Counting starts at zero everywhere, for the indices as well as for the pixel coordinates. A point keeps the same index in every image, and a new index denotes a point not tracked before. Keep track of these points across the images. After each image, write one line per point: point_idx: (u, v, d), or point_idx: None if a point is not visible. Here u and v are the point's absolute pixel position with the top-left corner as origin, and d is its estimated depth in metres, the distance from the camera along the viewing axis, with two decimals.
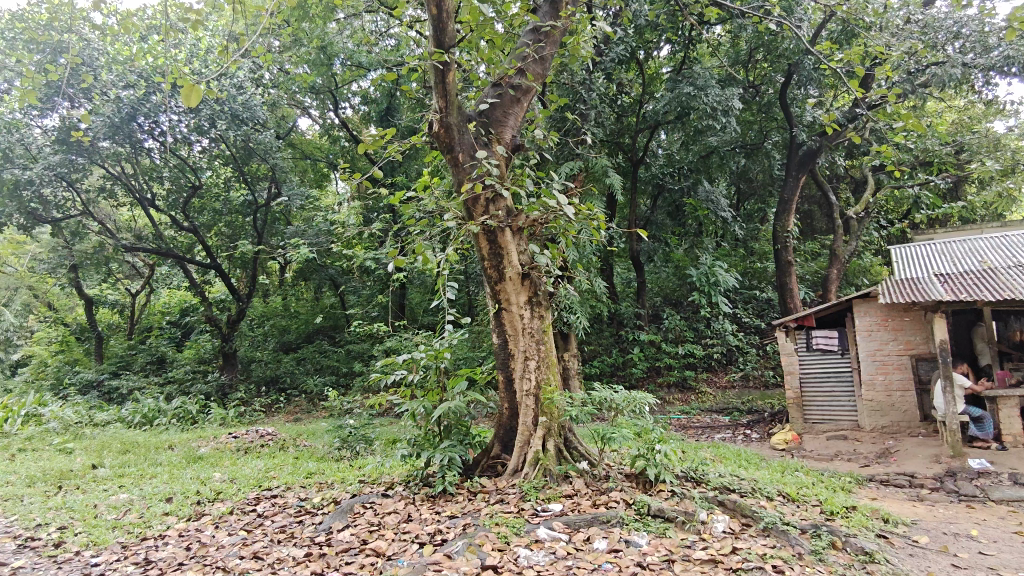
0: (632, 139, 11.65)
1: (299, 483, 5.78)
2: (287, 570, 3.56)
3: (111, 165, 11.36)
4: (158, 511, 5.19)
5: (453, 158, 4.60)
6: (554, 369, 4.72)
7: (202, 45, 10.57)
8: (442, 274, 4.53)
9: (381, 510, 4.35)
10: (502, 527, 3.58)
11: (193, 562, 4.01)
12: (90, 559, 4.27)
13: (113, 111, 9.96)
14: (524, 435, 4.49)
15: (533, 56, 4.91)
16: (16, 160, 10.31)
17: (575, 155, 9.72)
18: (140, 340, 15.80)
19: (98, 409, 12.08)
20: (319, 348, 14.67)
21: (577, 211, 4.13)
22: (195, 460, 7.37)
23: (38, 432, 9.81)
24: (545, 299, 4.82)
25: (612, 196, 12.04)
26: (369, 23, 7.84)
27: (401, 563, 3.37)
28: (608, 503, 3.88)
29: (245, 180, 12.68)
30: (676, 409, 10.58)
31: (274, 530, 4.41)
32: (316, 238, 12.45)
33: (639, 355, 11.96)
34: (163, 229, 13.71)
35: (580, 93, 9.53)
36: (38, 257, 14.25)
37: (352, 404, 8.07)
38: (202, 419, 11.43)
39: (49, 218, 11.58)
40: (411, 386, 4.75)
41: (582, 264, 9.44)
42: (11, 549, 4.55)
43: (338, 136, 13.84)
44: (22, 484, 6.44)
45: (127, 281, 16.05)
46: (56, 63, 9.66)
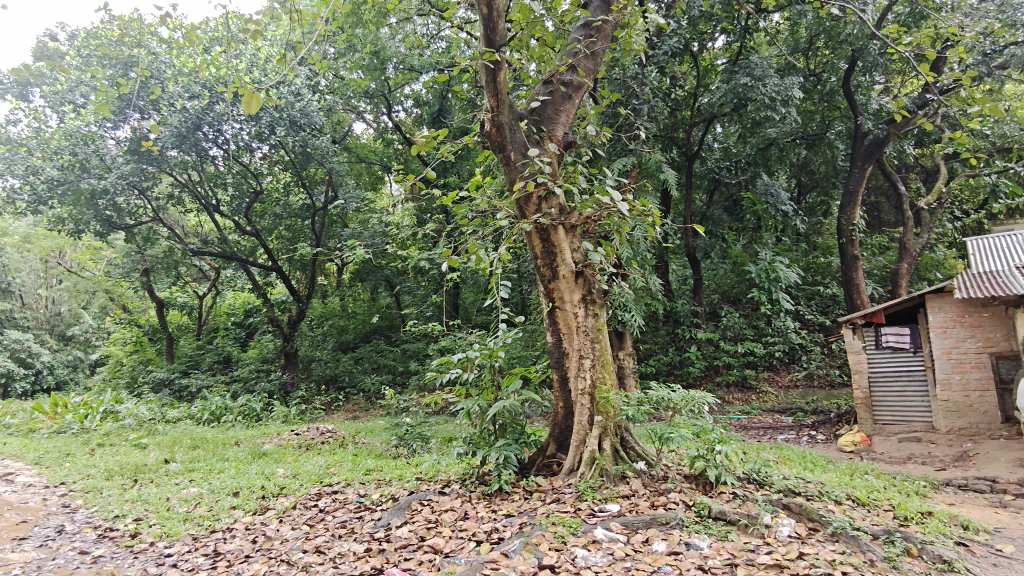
0: (686, 133, 11.42)
1: (359, 480, 5.90)
2: (348, 566, 3.63)
3: (179, 173, 11.94)
4: (226, 505, 5.39)
5: (505, 157, 4.60)
6: (610, 368, 4.65)
7: (261, 55, 10.91)
8: (495, 274, 4.54)
9: (439, 507, 4.39)
10: (559, 527, 3.56)
11: (259, 555, 4.13)
12: (163, 550, 4.47)
13: (181, 122, 10.37)
14: (580, 435, 4.47)
15: (584, 51, 4.84)
16: (91, 171, 10.81)
17: (628, 151, 9.61)
18: (207, 341, 16.49)
19: (170, 406, 12.67)
20: (376, 348, 14.89)
21: (631, 207, 4.04)
22: (259, 456, 7.63)
23: (115, 428, 10.38)
24: (599, 298, 4.77)
25: (666, 191, 11.82)
26: (421, 27, 7.97)
27: (458, 561, 3.39)
28: (667, 504, 3.81)
29: (303, 185, 13.03)
30: (736, 409, 10.30)
31: (335, 525, 4.52)
32: (372, 238, 12.69)
33: (697, 353, 11.73)
34: (227, 234, 14.27)
35: (632, 88, 9.37)
36: (114, 262, 15.07)
37: (408, 402, 8.17)
38: (266, 416, 11.85)
39: (123, 225, 12.21)
40: (466, 385, 4.78)
41: (637, 261, 9.28)
42: (92, 539, 4.82)
43: (392, 138, 14.20)
44: (101, 477, 6.82)
45: (194, 284, 16.77)
46: (127, 76, 10.20)
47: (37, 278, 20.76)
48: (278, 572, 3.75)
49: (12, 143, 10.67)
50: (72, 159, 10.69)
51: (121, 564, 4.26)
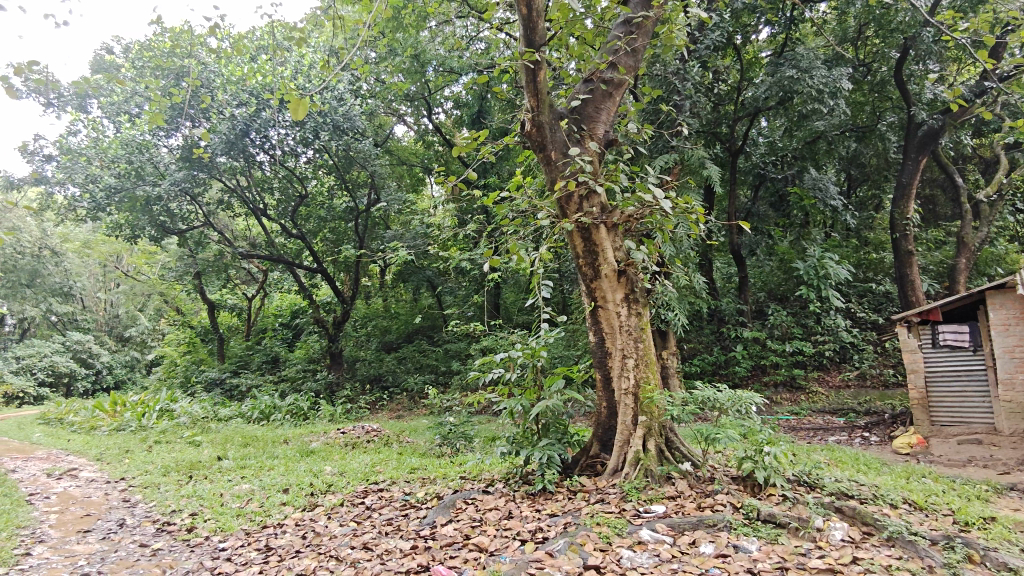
0: (730, 128, 11.20)
1: (403, 478, 5.98)
2: (395, 562, 3.68)
3: (229, 179, 12.34)
4: (276, 501, 5.53)
5: (546, 156, 4.60)
6: (654, 368, 4.60)
7: (305, 61, 11.11)
8: (537, 273, 4.54)
9: (483, 506, 4.42)
10: (604, 527, 3.54)
11: (308, 551, 4.22)
12: (218, 544, 4.62)
13: (229, 129, 10.73)
14: (624, 435, 4.43)
15: (625, 48, 4.78)
16: (146, 178, 11.29)
17: (671, 147, 9.49)
18: (256, 341, 16.96)
19: (222, 405, 13.06)
20: (419, 348, 15.03)
21: (674, 204, 3.98)
22: (307, 454, 7.81)
23: (171, 425, 10.81)
24: (642, 297, 4.72)
25: (710, 188, 11.62)
26: (460, 28, 8.03)
27: (504, 559, 3.41)
28: (714, 506, 3.75)
29: (347, 188, 13.25)
30: (784, 409, 10.05)
31: (381, 522, 4.59)
32: (415, 240, 12.78)
33: (743, 352, 11.50)
34: (274, 237, 14.65)
35: (673, 83, 9.23)
36: (168, 266, 15.63)
37: (451, 401, 8.22)
38: (313, 415, 12.13)
39: (176, 230, 12.64)
40: (509, 384, 4.80)
41: (680, 260, 9.14)
42: (152, 532, 5.02)
43: (432, 140, 14.36)
44: (159, 473, 7.08)
45: (243, 286, 17.24)
46: (179, 87, 10.61)
47: (97, 281, 21.71)
48: (328, 567, 3.83)
49: (73, 153, 11.22)
50: (128, 167, 11.14)
51: (179, 557, 4.42)
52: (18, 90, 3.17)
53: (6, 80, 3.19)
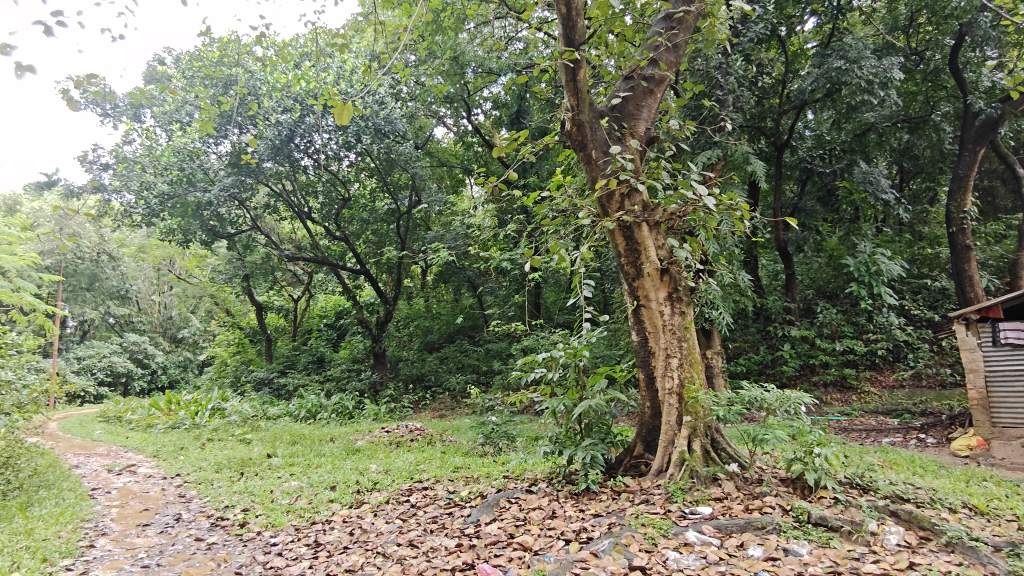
0: (775, 122, 10.94)
1: (447, 476, 6.05)
2: (440, 560, 3.73)
3: (275, 184, 12.66)
4: (324, 498, 5.65)
5: (587, 155, 4.60)
6: (699, 367, 4.53)
7: (347, 66, 11.29)
8: (579, 273, 4.54)
9: (527, 505, 4.43)
10: (649, 528, 3.52)
11: (356, 547, 4.30)
12: (269, 539, 4.75)
13: (276, 134, 11.01)
14: (668, 435, 4.39)
15: (666, 44, 4.73)
16: (197, 184, 11.52)
17: (713, 143, 9.32)
18: (303, 341, 17.36)
19: (270, 404, 13.41)
20: (460, 348, 15.13)
21: (718, 201, 3.91)
22: (353, 452, 7.94)
23: (222, 423, 11.17)
24: (686, 295, 4.67)
25: (754, 184, 11.38)
26: (499, 29, 8.05)
27: (548, 559, 3.41)
28: (762, 508, 3.67)
29: (389, 190, 13.43)
30: (834, 410, 9.78)
31: (426, 520, 4.64)
32: (455, 241, 12.86)
33: (790, 351, 11.23)
34: (319, 240, 14.95)
35: (716, 78, 9.07)
36: (218, 269, 16.14)
37: (493, 400, 8.25)
38: (358, 414, 12.35)
39: (226, 234, 13.03)
40: (552, 384, 4.81)
41: (724, 258, 8.98)
42: (207, 527, 5.20)
43: (472, 141, 14.45)
44: (211, 470, 7.32)
45: (289, 288, 17.64)
46: (227, 95, 10.91)
47: (151, 285, 22.54)
48: (376, 563, 3.90)
49: (128, 161, 11.68)
50: (180, 174, 11.49)
51: (232, 551, 4.56)
52: (81, 103, 3.31)
53: (67, 93, 3.32)
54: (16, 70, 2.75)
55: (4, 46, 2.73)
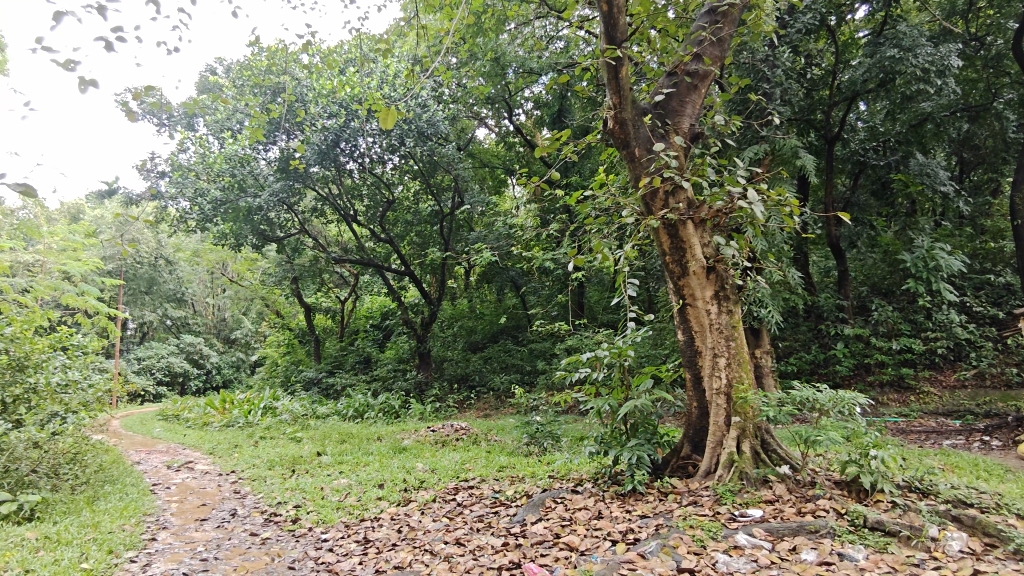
0: (825, 115, 10.62)
1: (493, 475, 6.08)
2: (487, 558, 3.76)
3: (322, 188, 12.96)
4: (372, 496, 5.75)
5: (630, 153, 4.57)
6: (747, 367, 4.44)
7: (390, 70, 11.43)
8: (623, 272, 4.50)
9: (573, 505, 4.42)
10: (697, 530, 3.47)
11: (404, 544, 4.37)
12: (320, 535, 4.86)
13: (322, 139, 11.26)
14: (716, 436, 4.32)
15: (710, 39, 4.65)
16: (248, 189, 11.88)
17: (760, 137, 9.10)
18: (350, 342, 17.71)
19: (319, 403, 13.73)
20: (504, 348, 15.17)
21: (766, 197, 3.82)
22: (400, 451, 8.06)
23: (274, 422, 11.48)
24: (733, 294, 4.58)
25: (804, 178, 11.08)
26: (540, 29, 8.05)
27: (595, 559, 3.40)
28: (815, 511, 3.57)
29: (432, 192, 13.57)
30: (891, 411, 9.44)
31: (472, 519, 4.68)
32: (498, 241, 12.90)
33: (844, 351, 10.89)
34: (364, 242, 15.22)
35: (762, 71, 8.87)
36: (268, 272, 16.60)
37: (538, 400, 8.25)
38: (404, 413, 12.54)
39: (275, 237, 13.39)
40: (596, 384, 4.79)
41: (773, 255, 8.76)
42: (261, 522, 5.36)
43: (514, 142, 14.48)
44: (265, 467, 7.55)
45: (336, 289, 18.01)
46: (275, 102, 11.23)
47: (205, 288, 23.34)
48: (423, 561, 3.96)
49: (183, 169, 12.12)
50: (232, 180, 11.85)
51: (285, 546, 4.69)
52: (139, 114, 3.46)
53: (126, 106, 3.47)
54: (80, 84, 2.90)
55: (69, 62, 2.88)
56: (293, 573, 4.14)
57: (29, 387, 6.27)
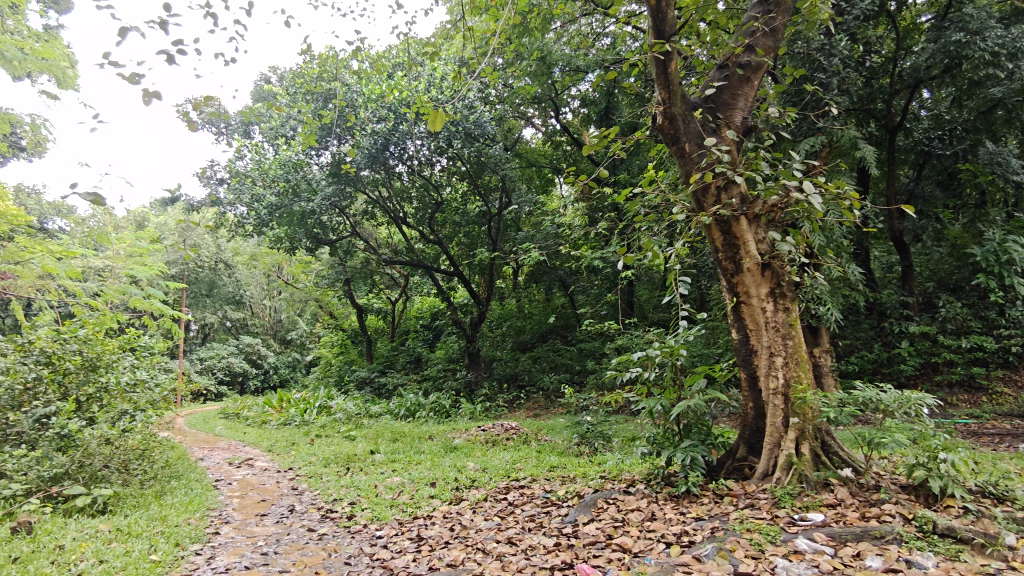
0: (886, 104, 10.20)
1: (544, 475, 6.07)
2: (540, 558, 3.76)
3: (372, 191, 13.18)
4: (425, 494, 5.82)
5: (680, 149, 4.50)
6: (806, 367, 4.30)
7: (437, 74, 11.54)
8: (674, 269, 4.43)
9: (625, 506, 4.38)
10: (755, 534, 3.38)
11: (456, 542, 4.40)
12: (374, 532, 4.94)
13: (371, 143, 11.45)
14: (774, 437, 4.20)
15: (762, 29, 4.53)
16: (302, 194, 12.19)
17: (817, 129, 8.81)
18: (401, 342, 18.00)
19: (372, 402, 14.01)
20: (553, 348, 15.12)
21: (823, 190, 3.69)
22: (450, 450, 8.13)
23: (328, 420, 11.76)
24: (790, 291, 4.44)
25: (863, 170, 10.68)
26: (586, 27, 8.00)
27: (649, 562, 3.35)
28: (881, 516, 3.42)
29: (480, 192, 13.65)
30: (961, 413, 8.99)
31: (524, 518, 4.69)
32: (546, 240, 12.87)
33: (909, 349, 10.44)
34: (414, 243, 15.44)
35: (818, 60, 8.59)
36: (322, 274, 17.03)
37: (588, 400, 8.19)
38: (455, 412, 12.67)
39: (328, 240, 13.71)
40: (648, 384, 4.72)
41: (831, 250, 8.47)
42: (318, 518, 5.49)
43: (561, 140, 14.42)
44: (321, 464, 7.74)
45: (387, 290, 18.31)
46: (327, 108, 11.50)
47: (262, 290, 24.11)
48: (475, 559, 3.97)
49: (241, 175, 12.54)
50: (287, 185, 12.18)
51: (341, 542, 4.79)
52: (198, 123, 3.58)
53: (186, 116, 3.60)
54: (145, 96, 3.03)
55: (134, 75, 3.02)
56: (350, 569, 4.22)
57: (101, 387, 6.61)
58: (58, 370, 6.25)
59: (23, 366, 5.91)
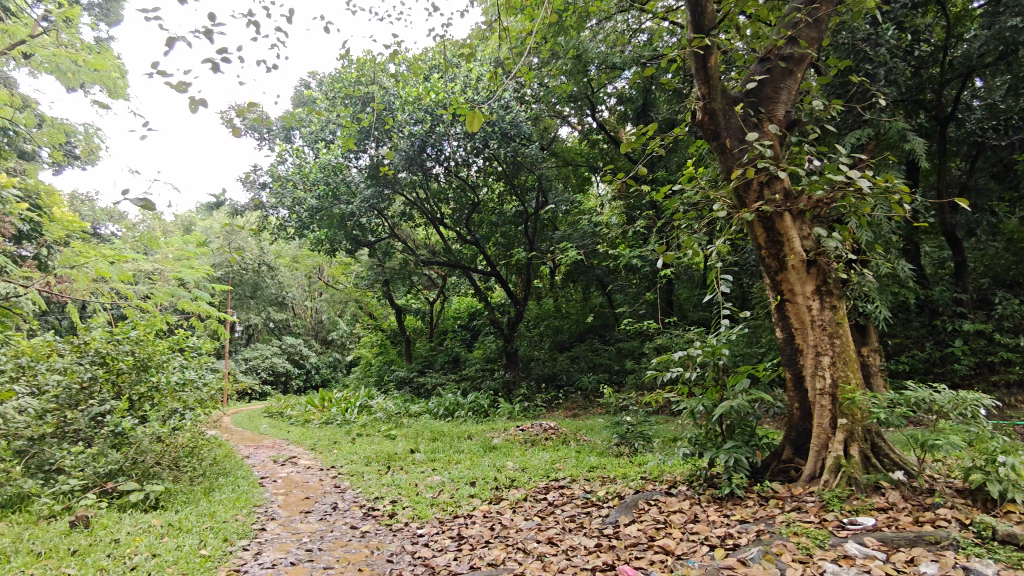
0: (936, 94, 9.86)
1: (584, 475, 6.05)
2: (581, 559, 3.74)
3: (410, 193, 13.32)
4: (465, 493, 5.86)
5: (720, 144, 4.42)
6: (855, 366, 4.17)
7: (473, 75, 11.59)
8: (716, 267, 4.35)
9: (666, 508, 4.33)
10: (802, 538, 3.30)
11: (497, 542, 4.42)
12: (416, 530, 4.99)
13: (409, 146, 11.57)
14: (821, 439, 4.09)
15: (806, 20, 4.41)
16: (342, 197, 12.38)
17: (863, 122, 8.55)
18: (439, 342, 18.16)
19: (412, 402, 14.17)
20: (592, 347, 15.03)
21: (871, 184, 3.57)
22: (489, 450, 8.16)
23: (369, 420, 11.92)
24: (838, 289, 4.32)
25: (913, 163, 10.34)
26: (622, 23, 7.93)
27: (692, 564, 3.30)
28: (936, 522, 3.30)
29: (516, 193, 13.67)
30: (1020, 415, 8.61)
31: (564, 518, 4.68)
32: (583, 239, 12.81)
33: (962, 348, 10.06)
34: (451, 244, 15.57)
35: (864, 51, 8.34)
36: (362, 276, 17.31)
37: (627, 400, 8.12)
38: (493, 412, 12.71)
39: (367, 241, 13.92)
40: (690, 384, 4.66)
41: (880, 246, 8.21)
42: (360, 516, 5.58)
43: (598, 139, 14.33)
44: (363, 463, 7.86)
45: (425, 291, 18.49)
46: (366, 111, 11.66)
47: (304, 292, 24.63)
48: (516, 559, 3.98)
49: (283, 179, 12.83)
50: (327, 188, 12.39)
51: (384, 540, 4.86)
52: (242, 129, 3.64)
53: (231, 122, 3.68)
54: (192, 104, 3.11)
55: (181, 84, 3.10)
56: (392, 566, 4.27)
57: (152, 386, 6.80)
58: (111, 370, 6.46)
59: (80, 366, 6.16)
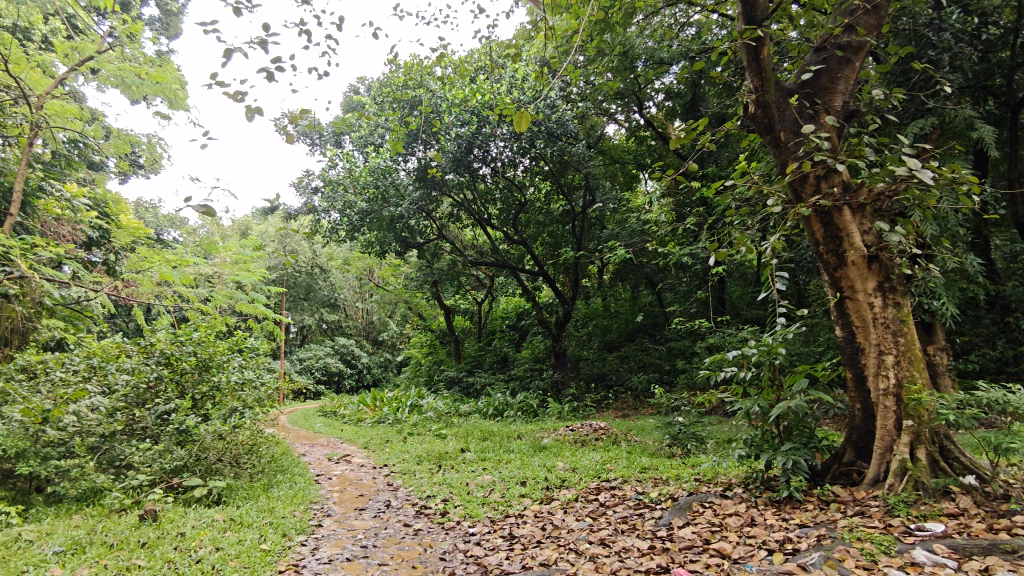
0: (1006, 79, 9.36)
1: (636, 476, 5.98)
2: (634, 561, 3.71)
3: (457, 194, 13.44)
4: (516, 493, 5.86)
5: (775, 138, 4.30)
6: (921, 366, 4.00)
7: (519, 75, 11.59)
8: (771, 264, 4.24)
9: (721, 510, 4.24)
10: (867, 543, 3.18)
11: (549, 542, 4.41)
12: (468, 529, 5.03)
13: (456, 147, 11.66)
14: (885, 441, 3.94)
15: (864, 6, 4.26)
16: (391, 200, 12.57)
17: (926, 110, 8.19)
18: (488, 343, 18.26)
19: (460, 401, 14.27)
20: (642, 347, 14.86)
21: (936, 175, 3.41)
22: (539, 450, 8.16)
23: (420, 419, 12.06)
24: (902, 285, 4.14)
25: (981, 153, 9.85)
26: (669, 17, 7.80)
27: (749, 569, 3.23)
28: (1012, 528, 3.13)
29: (563, 192, 13.61)
30: None
31: (616, 519, 4.64)
32: (631, 237, 12.67)
33: None
34: (498, 244, 15.63)
35: (926, 36, 7.98)
36: (411, 277, 17.54)
37: (679, 400, 7.99)
38: (542, 412, 12.69)
39: (416, 243, 14.10)
40: (744, 384, 4.55)
41: (945, 239, 7.85)
42: (413, 514, 5.67)
43: (645, 135, 14.15)
44: (414, 462, 7.96)
45: (473, 292, 18.61)
46: (414, 115, 11.82)
47: (355, 293, 25.14)
48: (569, 560, 3.97)
49: (334, 184, 13.12)
50: (377, 192, 12.59)
51: (436, 538, 4.91)
52: (294, 136, 3.74)
53: (283, 129, 3.78)
54: (248, 112, 3.21)
55: (238, 94, 3.21)
56: (445, 564, 4.31)
57: (214, 386, 7.05)
58: (176, 370, 6.74)
59: (146, 366, 6.48)
